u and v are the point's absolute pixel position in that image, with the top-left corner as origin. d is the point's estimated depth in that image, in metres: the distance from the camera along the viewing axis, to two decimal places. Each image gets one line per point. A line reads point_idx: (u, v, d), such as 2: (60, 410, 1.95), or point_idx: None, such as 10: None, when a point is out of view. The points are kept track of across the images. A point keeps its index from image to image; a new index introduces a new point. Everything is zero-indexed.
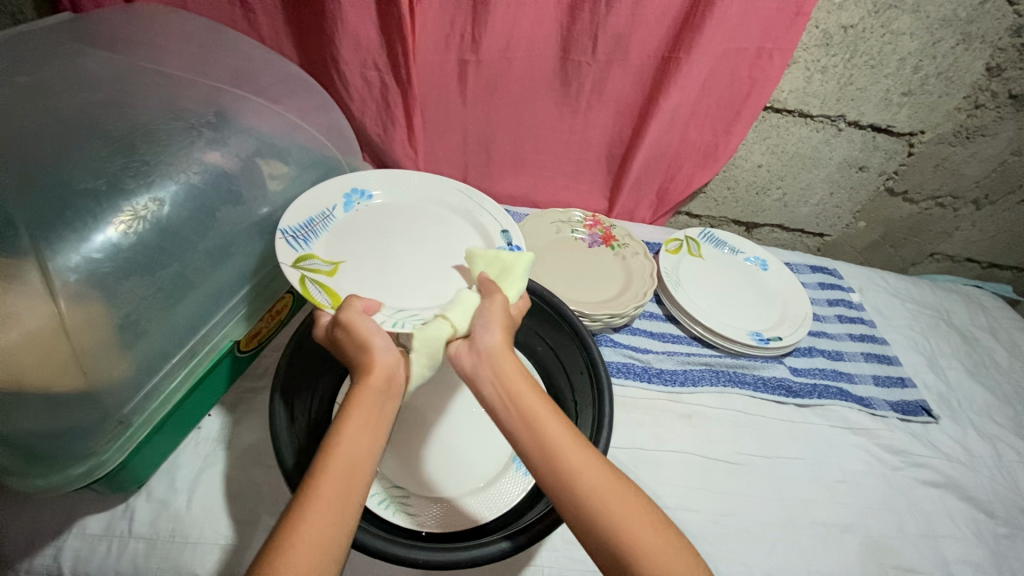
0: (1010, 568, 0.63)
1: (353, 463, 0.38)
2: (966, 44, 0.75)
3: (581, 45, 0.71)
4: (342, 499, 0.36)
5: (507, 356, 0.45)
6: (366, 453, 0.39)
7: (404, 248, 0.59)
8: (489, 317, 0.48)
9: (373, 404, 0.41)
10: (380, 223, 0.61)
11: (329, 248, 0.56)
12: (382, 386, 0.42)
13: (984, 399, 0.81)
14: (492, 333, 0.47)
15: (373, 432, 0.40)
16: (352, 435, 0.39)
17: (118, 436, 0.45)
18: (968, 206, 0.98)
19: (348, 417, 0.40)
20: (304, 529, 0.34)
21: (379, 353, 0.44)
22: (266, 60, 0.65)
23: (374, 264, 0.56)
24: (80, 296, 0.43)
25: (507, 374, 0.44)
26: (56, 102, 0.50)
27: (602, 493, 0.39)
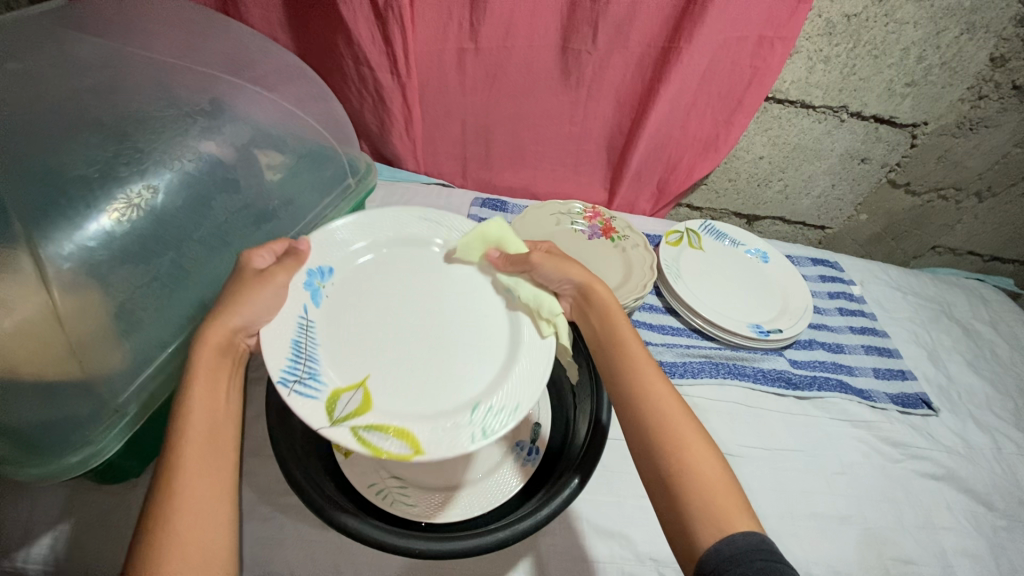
0: (1008, 559, 0.63)
1: (214, 428, 0.40)
2: (969, 33, 0.75)
3: (581, 33, 0.70)
4: (212, 472, 0.38)
5: (604, 291, 0.54)
6: (222, 416, 0.41)
7: (416, 318, 0.50)
8: (556, 272, 0.54)
9: (220, 366, 0.42)
10: (348, 310, 0.49)
11: (333, 356, 0.45)
12: (224, 346, 0.43)
13: (985, 391, 0.81)
14: (571, 273, 0.54)
15: (226, 396, 0.42)
16: (204, 403, 0.41)
17: (114, 424, 0.43)
18: (970, 199, 0.97)
19: (199, 390, 0.41)
20: (185, 503, 0.36)
21: (237, 313, 0.43)
22: (261, 48, 0.65)
23: (385, 356, 0.47)
24: (74, 285, 0.43)
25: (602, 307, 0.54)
26: (48, 88, 0.49)
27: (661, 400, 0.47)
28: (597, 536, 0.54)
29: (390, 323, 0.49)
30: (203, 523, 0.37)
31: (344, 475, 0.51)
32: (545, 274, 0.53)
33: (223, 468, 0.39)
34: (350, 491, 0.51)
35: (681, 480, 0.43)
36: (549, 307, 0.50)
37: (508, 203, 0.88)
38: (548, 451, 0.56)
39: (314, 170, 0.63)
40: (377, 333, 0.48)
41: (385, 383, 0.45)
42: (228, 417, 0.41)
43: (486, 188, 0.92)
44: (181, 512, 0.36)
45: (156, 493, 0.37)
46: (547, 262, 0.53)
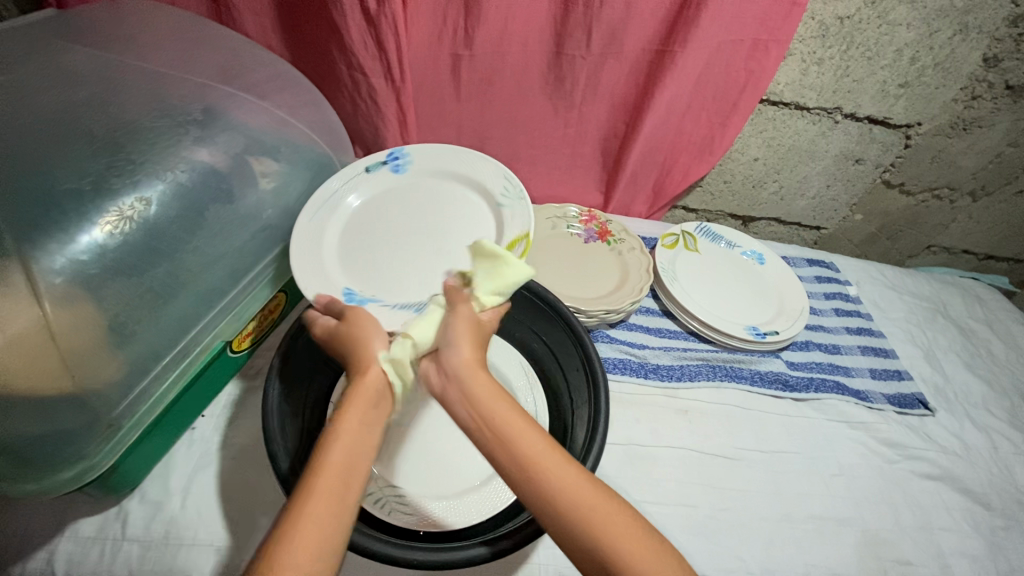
0: (1005, 559, 0.63)
1: (355, 450, 0.37)
2: (963, 34, 0.75)
3: (576, 38, 0.70)
4: (339, 510, 0.34)
5: (477, 375, 0.42)
6: (366, 442, 0.38)
7: (406, 229, 0.63)
8: (454, 334, 0.45)
9: (371, 400, 0.41)
10: (391, 277, 0.60)
11: (412, 291, 0.58)
12: (381, 380, 0.43)
13: (980, 390, 0.81)
14: (460, 351, 0.43)
15: (373, 434, 0.39)
16: (351, 424, 0.39)
17: (109, 438, 0.45)
18: (964, 198, 0.98)
19: (346, 419, 0.39)
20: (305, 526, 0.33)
21: (376, 357, 0.44)
22: (254, 56, 0.64)
23: (415, 244, 0.62)
24: (67, 298, 0.42)
25: (475, 394, 0.41)
26: (39, 100, 0.49)
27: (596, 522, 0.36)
28: None
29: (399, 242, 0.62)
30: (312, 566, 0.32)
31: None
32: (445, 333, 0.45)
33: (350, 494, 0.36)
34: None
35: None
36: (412, 331, 0.46)
37: None
38: None
39: (309, 178, 0.63)
40: (401, 250, 0.62)
41: (432, 247, 0.62)
42: (370, 445, 0.39)
43: None
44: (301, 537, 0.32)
45: (281, 519, 0.34)
46: (454, 317, 0.46)
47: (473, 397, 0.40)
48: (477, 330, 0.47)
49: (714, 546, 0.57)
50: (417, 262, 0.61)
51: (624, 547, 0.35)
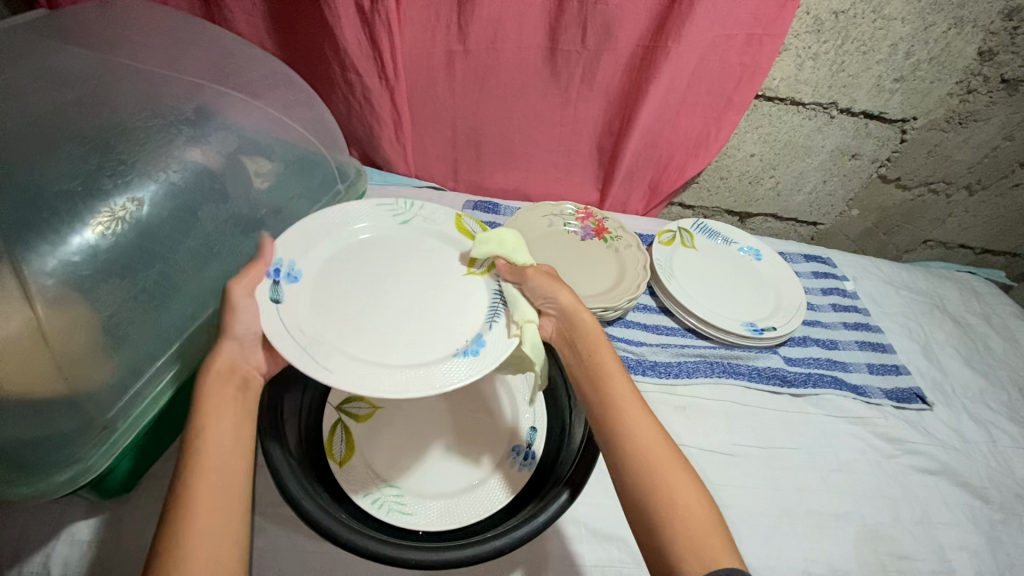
0: (1004, 552, 0.63)
1: (222, 457, 0.40)
2: (957, 28, 0.75)
3: (570, 35, 0.70)
4: (222, 497, 0.38)
5: (585, 316, 0.54)
6: (233, 444, 0.41)
7: (368, 306, 0.51)
8: (542, 288, 0.54)
9: (229, 393, 0.43)
10: (448, 329, 0.50)
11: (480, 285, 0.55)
12: (229, 374, 0.44)
13: (978, 384, 0.82)
14: (561, 295, 0.54)
15: (237, 423, 0.42)
16: (219, 432, 0.41)
17: (103, 441, 0.44)
18: (961, 192, 0.98)
19: (207, 415, 0.41)
20: (196, 534, 0.36)
21: (226, 346, 0.45)
22: (246, 55, 0.64)
23: (391, 295, 0.52)
24: (58, 299, 0.42)
25: (583, 334, 0.53)
26: (29, 101, 0.48)
27: (650, 444, 0.46)
28: (595, 540, 0.54)
29: (379, 309, 0.51)
30: (212, 550, 0.36)
31: (339, 485, 0.51)
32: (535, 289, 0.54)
33: (235, 495, 0.39)
34: (345, 502, 0.50)
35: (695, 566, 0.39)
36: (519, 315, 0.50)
37: (499, 206, 0.88)
38: (545, 456, 0.56)
39: (303, 178, 0.63)
40: (395, 306, 0.51)
41: (396, 283, 0.54)
42: (238, 445, 0.41)
43: (477, 191, 0.92)
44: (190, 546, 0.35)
45: (166, 524, 0.36)
46: (539, 278, 0.54)
47: (580, 338, 0.53)
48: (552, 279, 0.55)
49: None
50: (434, 299, 0.52)
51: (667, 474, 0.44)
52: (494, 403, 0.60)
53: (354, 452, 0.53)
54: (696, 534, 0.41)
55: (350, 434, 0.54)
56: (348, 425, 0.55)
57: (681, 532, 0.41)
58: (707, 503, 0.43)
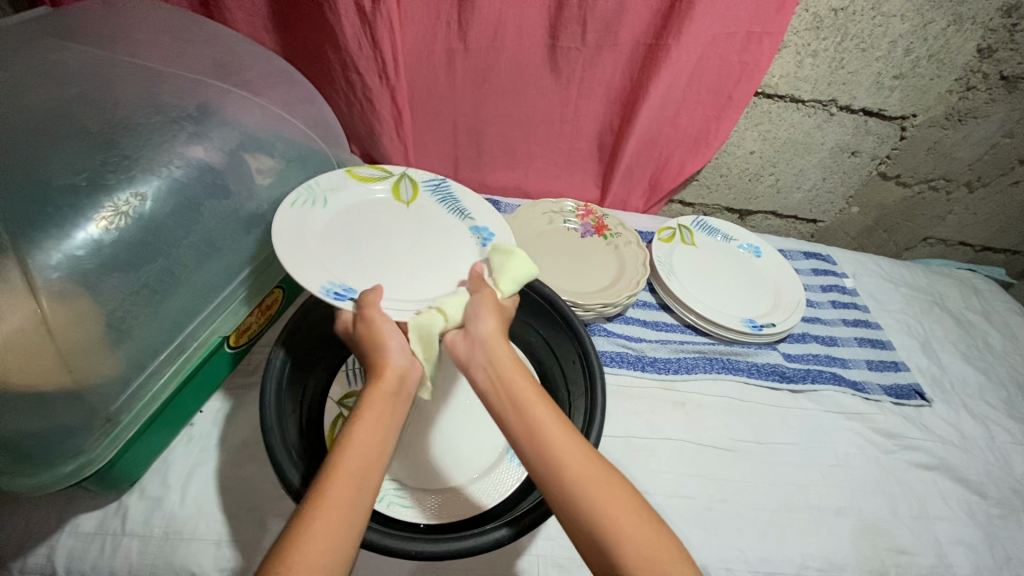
0: (1002, 547, 0.64)
1: (367, 461, 0.38)
2: (957, 25, 0.75)
3: (570, 32, 0.70)
4: (356, 500, 0.37)
5: (501, 347, 0.47)
6: (377, 452, 0.39)
7: (392, 262, 0.57)
8: (478, 309, 0.50)
9: (386, 404, 0.42)
10: (454, 245, 0.60)
11: (423, 204, 0.64)
12: (392, 387, 0.44)
13: (977, 380, 0.82)
14: (486, 323, 0.48)
15: (388, 434, 0.41)
16: (367, 435, 0.40)
17: (106, 433, 0.45)
18: (961, 189, 0.98)
19: (362, 414, 0.41)
20: (314, 537, 0.34)
21: (393, 354, 0.45)
22: (248, 53, 0.64)
23: (384, 240, 0.59)
24: (64, 294, 0.43)
25: (499, 364, 0.46)
26: (34, 97, 0.49)
27: (587, 490, 0.39)
28: None
29: (399, 252, 0.58)
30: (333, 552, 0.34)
31: None
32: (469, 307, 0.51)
33: (360, 509, 0.37)
34: None
35: None
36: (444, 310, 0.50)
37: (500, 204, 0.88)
38: None
39: (304, 174, 0.64)
40: (402, 242, 0.59)
41: (378, 226, 0.60)
42: (382, 455, 0.39)
43: (478, 188, 0.92)
44: (310, 546, 0.34)
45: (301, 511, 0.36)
46: (479, 298, 0.51)
47: (496, 372, 0.45)
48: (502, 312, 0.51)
49: (712, 537, 0.57)
50: (402, 229, 0.61)
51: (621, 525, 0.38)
52: None
53: None
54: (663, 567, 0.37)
55: None
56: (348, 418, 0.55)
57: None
58: (664, 530, 0.39)
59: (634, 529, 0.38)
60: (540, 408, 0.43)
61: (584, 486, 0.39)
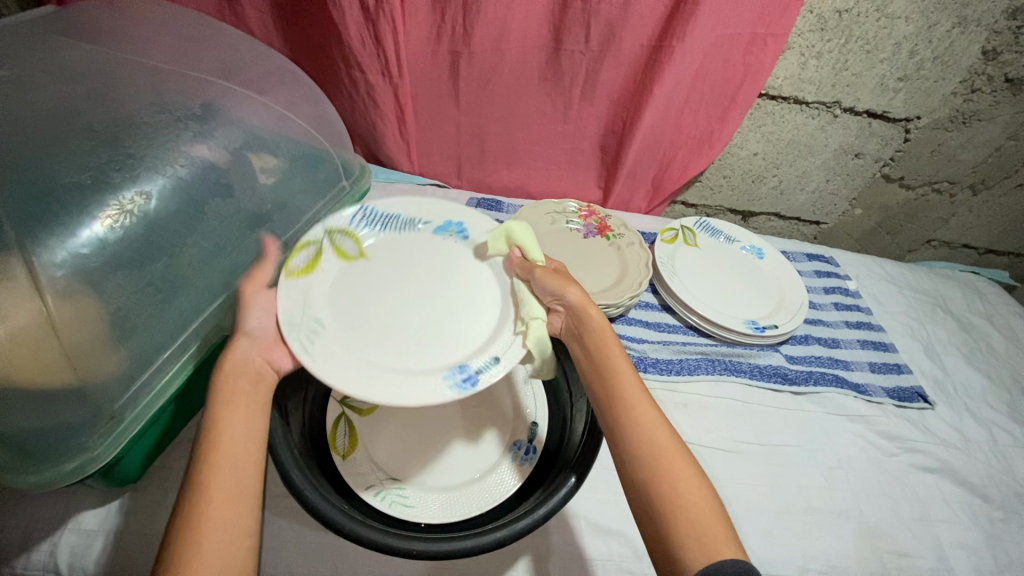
0: (1004, 550, 0.63)
1: (242, 453, 0.41)
2: (962, 27, 0.75)
3: (574, 33, 0.70)
4: (230, 487, 0.39)
5: (592, 315, 0.53)
6: (245, 436, 0.42)
7: (423, 309, 0.52)
8: (554, 285, 0.54)
9: (242, 390, 0.44)
10: (440, 258, 0.57)
11: (376, 242, 0.57)
12: (239, 370, 0.45)
13: (980, 383, 0.82)
14: (569, 293, 0.54)
15: (253, 416, 0.43)
16: (233, 424, 0.42)
17: (110, 430, 0.44)
18: (965, 192, 0.97)
19: (223, 404, 0.43)
20: (209, 532, 0.36)
21: (240, 341, 0.46)
22: (253, 52, 0.65)
23: (383, 294, 0.53)
24: (69, 291, 0.43)
25: (591, 330, 0.53)
26: (38, 96, 0.49)
27: (657, 449, 0.45)
28: (594, 534, 0.55)
29: (413, 294, 0.53)
30: (221, 538, 0.37)
31: (342, 478, 0.52)
32: (541, 286, 0.54)
33: (249, 500, 0.39)
34: (348, 495, 0.51)
35: (698, 557, 0.39)
36: (528, 310, 0.51)
37: (503, 204, 0.88)
38: (546, 451, 0.56)
39: (308, 173, 0.64)
40: (404, 283, 0.54)
41: (365, 278, 0.54)
42: (258, 446, 0.42)
43: (481, 188, 0.92)
44: (205, 541, 0.36)
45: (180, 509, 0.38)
46: (544, 277, 0.54)
47: (587, 332, 0.53)
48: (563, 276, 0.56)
49: None
50: (377, 273, 0.55)
51: (682, 486, 0.43)
52: (495, 399, 0.61)
53: (357, 445, 0.54)
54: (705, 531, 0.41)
55: (352, 427, 0.55)
56: (351, 419, 0.56)
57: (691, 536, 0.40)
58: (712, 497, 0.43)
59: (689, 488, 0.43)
60: (626, 368, 0.50)
61: (654, 446, 0.45)
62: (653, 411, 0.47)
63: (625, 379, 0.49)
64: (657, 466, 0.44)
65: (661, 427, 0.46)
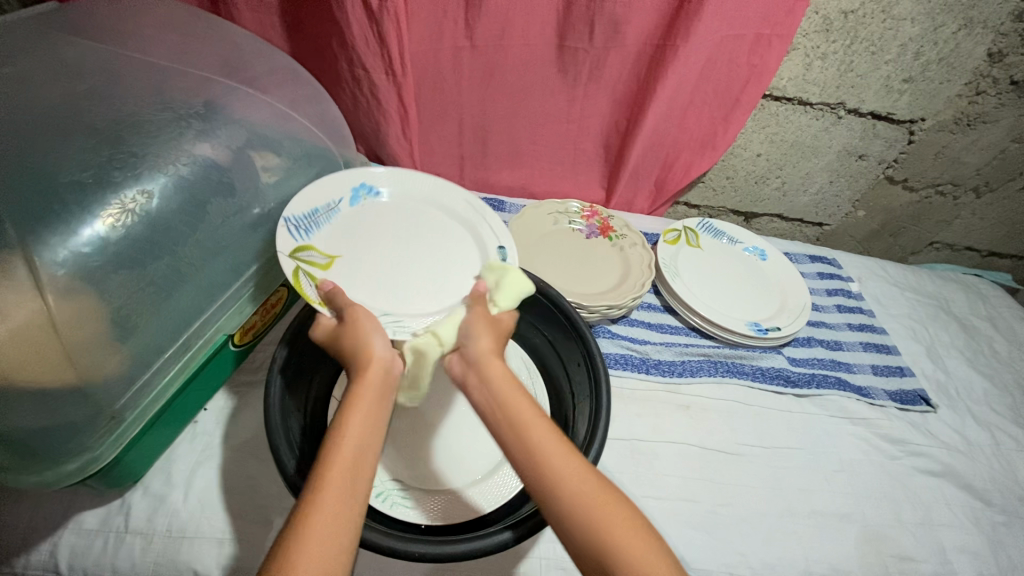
0: (1006, 555, 0.63)
1: (361, 458, 0.38)
2: (967, 29, 0.74)
3: (578, 32, 0.70)
4: (348, 495, 0.36)
5: (494, 363, 0.46)
6: (367, 447, 0.39)
7: (418, 252, 0.60)
8: (471, 328, 0.50)
9: (375, 397, 0.42)
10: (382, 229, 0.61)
11: (330, 241, 0.58)
12: (379, 380, 0.44)
13: (982, 386, 0.81)
14: (480, 339, 0.48)
15: (377, 427, 0.41)
16: (359, 429, 0.40)
17: (111, 431, 0.45)
18: (968, 194, 0.97)
19: (355, 409, 0.41)
20: (316, 532, 0.34)
21: (377, 347, 0.46)
22: (256, 50, 0.64)
23: (378, 260, 0.59)
24: (70, 291, 0.43)
25: (493, 383, 0.44)
26: (40, 94, 0.49)
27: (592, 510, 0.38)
28: None
29: (396, 248, 0.60)
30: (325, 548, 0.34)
31: None
32: (461, 328, 0.50)
33: (357, 506, 0.37)
34: None
35: None
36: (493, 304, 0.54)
37: (505, 204, 0.88)
38: None
39: (311, 173, 0.63)
40: (384, 242, 0.60)
41: (352, 258, 0.58)
42: (373, 453, 0.39)
43: (483, 188, 0.92)
44: (311, 544, 0.34)
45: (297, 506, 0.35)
46: (472, 315, 0.52)
47: (488, 381, 0.45)
48: (494, 323, 0.51)
49: (716, 542, 0.57)
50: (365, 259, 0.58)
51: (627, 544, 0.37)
52: None
53: None
54: None
55: None
56: None
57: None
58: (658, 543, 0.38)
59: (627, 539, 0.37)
60: (532, 411, 0.43)
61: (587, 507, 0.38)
62: (569, 458, 0.40)
63: (533, 426, 0.41)
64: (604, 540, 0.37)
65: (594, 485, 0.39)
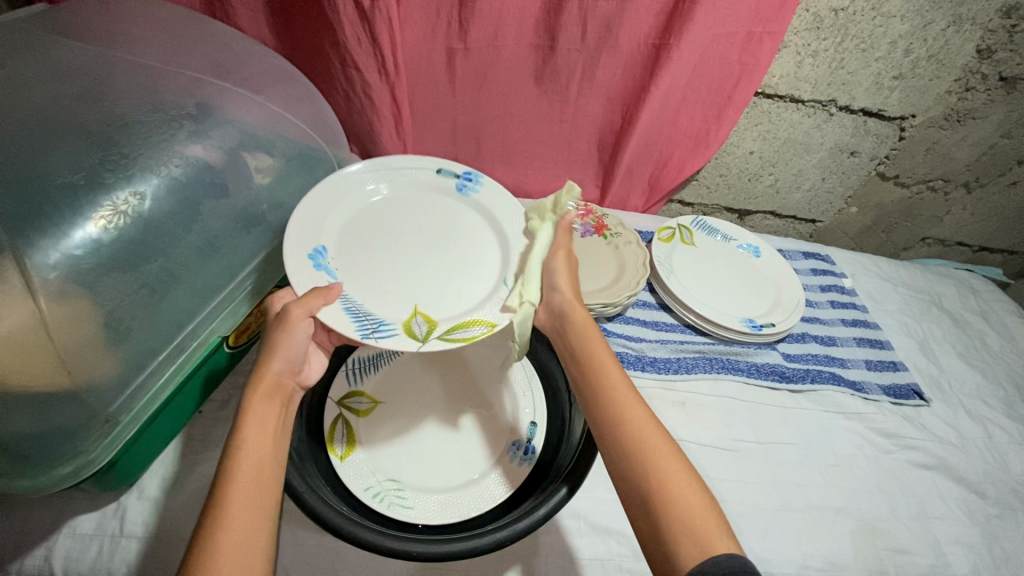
0: (999, 546, 0.64)
1: (265, 467, 0.40)
2: (956, 26, 0.75)
3: (570, 33, 0.70)
4: (258, 502, 0.38)
5: (578, 311, 0.54)
6: (272, 457, 0.41)
7: (414, 245, 0.59)
8: (555, 276, 0.56)
9: (271, 406, 0.44)
10: (353, 253, 0.56)
11: (388, 310, 0.53)
12: (274, 389, 0.45)
13: (975, 380, 0.82)
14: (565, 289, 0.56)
15: (277, 438, 0.42)
16: (258, 443, 0.41)
17: (105, 434, 0.45)
18: (959, 190, 0.98)
19: (250, 423, 0.42)
20: (227, 543, 0.35)
21: (277, 361, 0.46)
22: (247, 50, 0.64)
23: (411, 267, 0.57)
24: (62, 294, 0.42)
25: (574, 326, 0.54)
26: (31, 96, 0.48)
27: (642, 436, 0.44)
28: (595, 534, 0.55)
29: (409, 248, 0.59)
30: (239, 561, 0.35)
31: (341, 480, 0.51)
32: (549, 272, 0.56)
33: (268, 503, 0.39)
34: (346, 496, 0.51)
35: (688, 544, 0.38)
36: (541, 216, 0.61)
37: None
38: (544, 452, 0.56)
39: (304, 174, 0.63)
40: (390, 254, 0.58)
41: (417, 289, 0.55)
42: (275, 460, 0.41)
43: None
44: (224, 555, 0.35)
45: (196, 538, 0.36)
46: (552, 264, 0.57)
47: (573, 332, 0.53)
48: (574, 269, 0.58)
49: None
50: (407, 271, 0.57)
51: (669, 479, 0.42)
52: (494, 398, 0.60)
53: (354, 447, 0.54)
54: (693, 524, 0.39)
55: (351, 427, 0.55)
56: (349, 419, 0.56)
57: (682, 535, 0.39)
58: (708, 496, 0.41)
59: (680, 489, 0.41)
60: (612, 365, 0.50)
61: (639, 433, 0.44)
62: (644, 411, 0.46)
63: (612, 381, 0.48)
64: (647, 465, 0.42)
65: (649, 424, 0.45)
